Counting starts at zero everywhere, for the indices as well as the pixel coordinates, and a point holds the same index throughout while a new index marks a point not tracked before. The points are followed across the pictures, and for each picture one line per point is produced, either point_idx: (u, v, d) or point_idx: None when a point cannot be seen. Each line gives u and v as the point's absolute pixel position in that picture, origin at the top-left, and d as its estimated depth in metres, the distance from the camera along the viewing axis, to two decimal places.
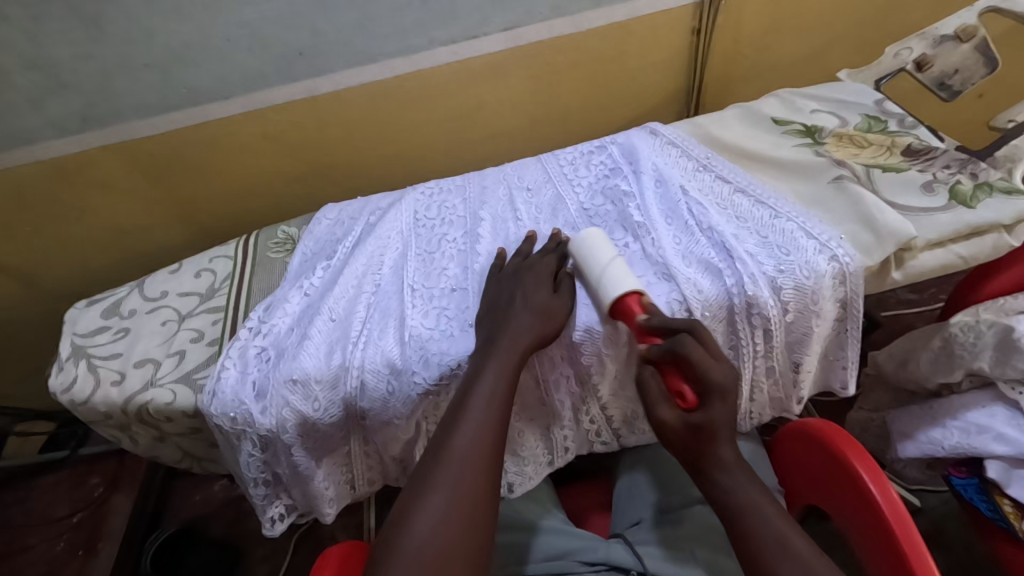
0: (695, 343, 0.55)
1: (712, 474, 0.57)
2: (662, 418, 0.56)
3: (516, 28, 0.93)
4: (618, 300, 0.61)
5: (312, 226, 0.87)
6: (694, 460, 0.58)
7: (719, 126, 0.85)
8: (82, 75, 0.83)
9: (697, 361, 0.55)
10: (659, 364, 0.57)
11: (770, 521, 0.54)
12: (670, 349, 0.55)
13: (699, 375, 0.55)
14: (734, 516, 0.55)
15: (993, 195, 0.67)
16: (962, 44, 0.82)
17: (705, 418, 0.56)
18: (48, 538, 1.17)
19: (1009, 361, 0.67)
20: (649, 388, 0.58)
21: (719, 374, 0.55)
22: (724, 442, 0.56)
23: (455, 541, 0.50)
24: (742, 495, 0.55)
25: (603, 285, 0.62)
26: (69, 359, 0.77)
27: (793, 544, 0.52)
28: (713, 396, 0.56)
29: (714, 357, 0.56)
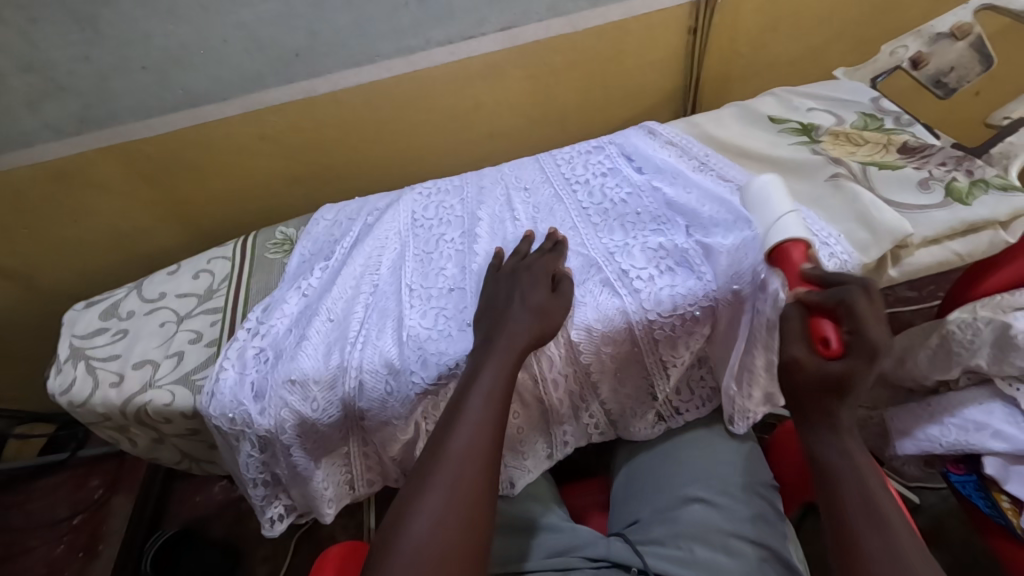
0: (866, 299, 0.52)
1: (821, 427, 0.54)
2: (795, 354, 0.54)
3: (513, 28, 0.93)
4: (785, 241, 0.59)
5: (310, 227, 0.87)
6: (813, 416, 0.54)
7: (716, 125, 0.85)
8: (79, 77, 0.83)
9: (861, 314, 0.51)
10: (812, 304, 0.55)
11: (871, 495, 0.50)
12: (833, 296, 0.53)
13: (854, 326, 0.51)
14: (832, 473, 0.52)
15: (989, 191, 0.67)
16: (957, 42, 0.82)
17: (840, 372, 0.52)
18: (48, 541, 1.17)
19: (1006, 358, 0.67)
20: (788, 324, 0.56)
21: (880, 333, 0.50)
22: (851, 403, 0.53)
23: (453, 540, 0.50)
24: (848, 461, 0.52)
25: (771, 229, 0.61)
26: (68, 361, 0.77)
27: (889, 520, 0.49)
28: (861, 352, 0.51)
29: (879, 319, 0.52)
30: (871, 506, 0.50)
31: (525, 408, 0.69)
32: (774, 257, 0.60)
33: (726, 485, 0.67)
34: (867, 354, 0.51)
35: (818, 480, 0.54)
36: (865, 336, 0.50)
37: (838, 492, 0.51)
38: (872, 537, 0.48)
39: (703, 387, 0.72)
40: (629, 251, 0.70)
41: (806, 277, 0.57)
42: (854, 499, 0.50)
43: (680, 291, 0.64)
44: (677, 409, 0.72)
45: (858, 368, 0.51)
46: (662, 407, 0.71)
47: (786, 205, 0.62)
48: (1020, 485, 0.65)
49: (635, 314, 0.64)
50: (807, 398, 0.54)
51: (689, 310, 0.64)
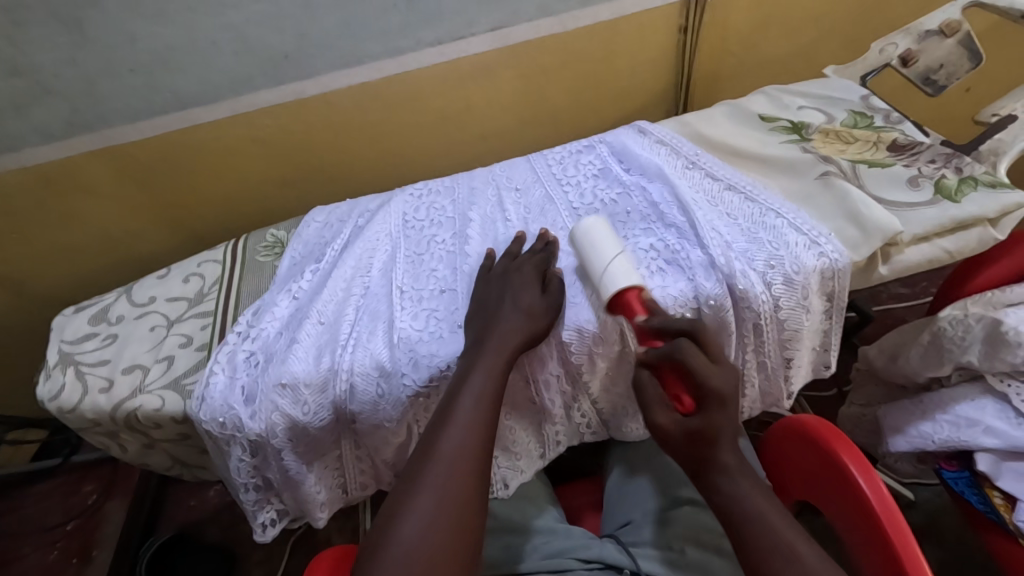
0: (694, 348, 0.56)
1: (715, 478, 0.56)
2: (660, 422, 0.57)
3: (503, 28, 0.93)
4: (619, 291, 0.60)
5: (301, 229, 0.86)
6: (696, 465, 0.58)
7: (707, 123, 0.85)
8: (66, 81, 0.83)
9: (694, 367, 0.55)
10: (653, 365, 0.58)
11: (774, 529, 0.53)
12: (667, 354, 0.56)
13: (696, 381, 0.55)
14: (736, 520, 0.54)
15: (978, 188, 0.67)
16: (947, 39, 0.82)
17: (701, 424, 0.56)
18: (41, 547, 1.16)
19: (997, 354, 0.68)
20: (644, 389, 0.58)
21: (717, 379, 0.55)
22: (726, 446, 0.57)
23: (443, 542, 0.50)
24: (744, 503, 0.55)
25: (603, 279, 0.62)
26: (56, 366, 0.77)
27: (796, 551, 0.52)
28: (711, 402, 0.56)
29: (712, 363, 0.56)
30: (780, 540, 0.52)
31: (518, 409, 0.69)
32: (616, 307, 0.61)
33: None
34: (716, 402, 0.56)
35: (728, 528, 0.56)
36: (706, 387, 0.55)
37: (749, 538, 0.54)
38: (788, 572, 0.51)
39: None
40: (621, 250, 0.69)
41: (643, 332, 0.58)
42: (763, 540, 0.53)
43: (672, 290, 0.64)
44: None
45: (714, 416, 0.56)
46: None
47: (612, 248, 0.63)
48: (1013, 481, 0.65)
49: (627, 314, 0.64)
50: (687, 455, 0.57)
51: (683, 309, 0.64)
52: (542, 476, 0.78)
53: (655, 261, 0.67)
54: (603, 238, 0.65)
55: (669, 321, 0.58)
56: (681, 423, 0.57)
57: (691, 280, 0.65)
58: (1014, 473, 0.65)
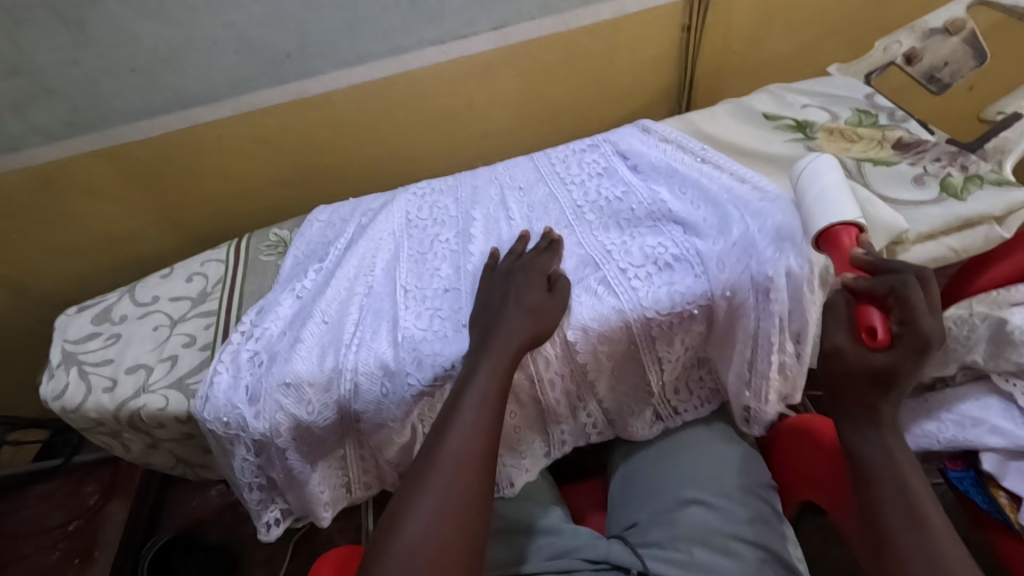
0: (921, 290, 0.54)
1: (861, 419, 0.56)
2: (837, 342, 0.57)
3: (505, 27, 0.93)
4: (835, 223, 0.60)
5: (304, 229, 0.86)
6: (851, 408, 0.57)
7: (710, 122, 0.85)
8: (67, 80, 0.83)
9: (911, 303, 0.53)
10: (863, 290, 0.56)
11: (910, 495, 0.52)
12: (888, 280, 0.54)
13: (904, 317, 0.53)
14: (871, 471, 0.54)
15: (984, 187, 0.67)
16: (950, 37, 0.82)
17: (886, 363, 0.54)
18: (43, 548, 1.16)
19: (1003, 354, 0.69)
20: (835, 312, 0.59)
21: (931, 325, 0.52)
22: (893, 399, 0.55)
23: (447, 541, 0.50)
24: (887, 460, 0.54)
25: (818, 211, 0.61)
26: (60, 366, 0.77)
27: (925, 518, 0.50)
28: (909, 344, 0.53)
29: (931, 311, 0.53)
30: (910, 506, 0.51)
31: (522, 407, 0.69)
32: (822, 241, 0.61)
33: (723, 486, 0.67)
34: (913, 345, 0.53)
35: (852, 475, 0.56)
36: (911, 326, 0.53)
37: (879, 497, 0.53)
38: (911, 539, 0.49)
39: (702, 387, 0.73)
40: (625, 249, 0.69)
41: (857, 263, 0.57)
42: (890, 501, 0.52)
43: (677, 289, 0.65)
44: (676, 409, 0.72)
45: (904, 359, 0.53)
46: (660, 406, 0.71)
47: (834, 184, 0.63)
48: (1017, 480, 0.65)
49: (632, 313, 0.64)
50: (854, 390, 0.56)
51: (687, 308, 0.65)
52: (546, 476, 0.78)
53: (659, 260, 0.67)
54: (813, 173, 0.65)
55: (895, 262, 0.56)
56: (867, 357, 0.55)
57: (695, 279, 0.65)
58: (1019, 472, 0.65)
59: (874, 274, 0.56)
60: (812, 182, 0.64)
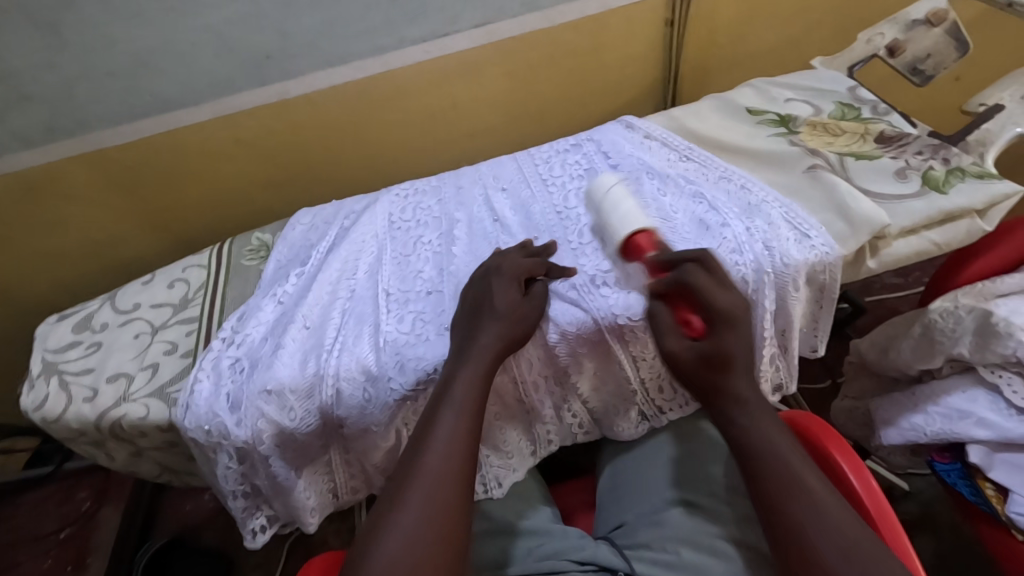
0: (701, 273, 0.59)
1: (728, 408, 0.58)
2: (671, 347, 0.59)
3: (488, 24, 0.92)
4: (630, 234, 0.64)
5: (287, 232, 0.85)
6: (707, 392, 0.59)
7: (694, 118, 0.84)
8: (44, 85, 0.82)
9: (700, 288, 0.58)
10: (667, 292, 0.61)
11: (786, 462, 0.54)
12: (674, 279, 0.59)
13: (704, 302, 0.57)
14: (750, 451, 0.55)
15: (965, 180, 0.67)
16: (933, 28, 0.82)
17: (712, 346, 0.57)
18: (35, 556, 1.15)
19: (988, 346, 0.67)
20: (658, 319, 0.61)
21: (725, 299, 0.57)
22: (739, 374, 0.58)
23: (425, 558, 0.49)
24: (764, 435, 0.56)
25: (614, 226, 0.66)
26: (40, 376, 0.76)
27: (805, 482, 0.52)
28: (720, 324, 0.57)
29: (720, 285, 0.58)
30: (792, 474, 0.53)
31: (506, 408, 0.69)
32: (625, 251, 0.65)
33: (711, 485, 0.67)
34: (724, 322, 0.57)
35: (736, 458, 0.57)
36: (715, 307, 0.57)
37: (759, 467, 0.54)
38: (801, 507, 0.51)
39: None
40: (597, 254, 0.69)
41: (653, 267, 0.62)
42: (774, 471, 0.53)
43: (649, 293, 0.64)
44: (661, 409, 0.71)
45: (721, 338, 0.57)
46: (645, 405, 0.70)
47: (619, 193, 0.68)
48: (1005, 473, 0.65)
49: (604, 319, 0.64)
50: (702, 381, 0.59)
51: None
52: (536, 476, 0.78)
53: (628, 263, 0.66)
54: (615, 194, 0.69)
55: (680, 253, 0.61)
56: (693, 347, 0.58)
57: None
58: (1007, 464, 0.65)
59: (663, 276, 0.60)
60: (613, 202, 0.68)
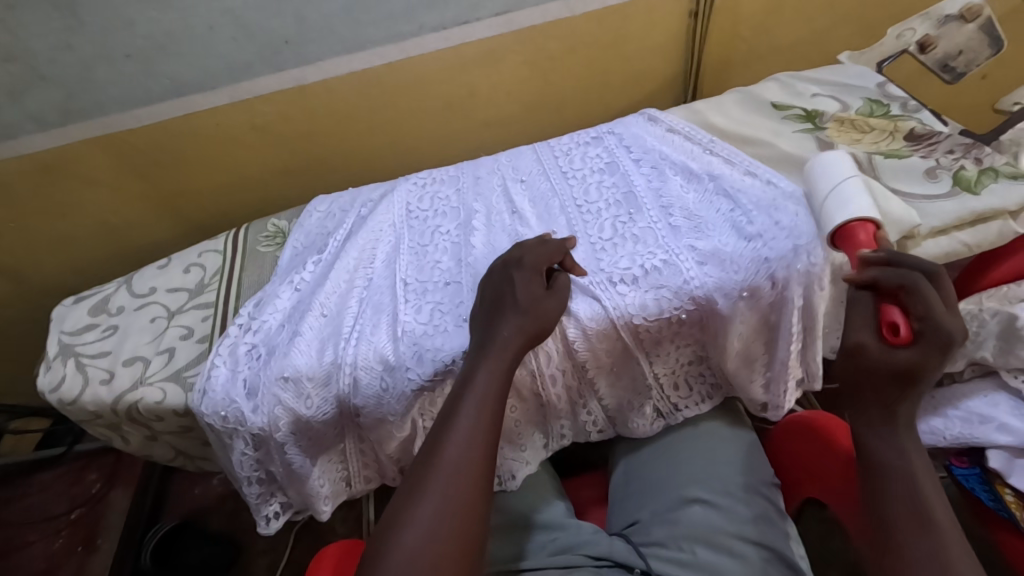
0: (933, 289, 0.53)
1: (878, 426, 0.54)
2: (860, 340, 0.55)
3: (508, 12, 0.91)
4: (852, 221, 0.60)
5: (303, 219, 0.85)
6: (875, 400, 0.55)
7: (716, 111, 0.83)
8: (62, 66, 0.81)
9: (924, 298, 0.52)
10: (883, 289, 0.56)
11: (918, 494, 0.51)
12: (896, 280, 0.54)
13: (918, 312, 0.52)
14: (880, 470, 0.53)
15: (998, 180, 0.65)
16: (966, 24, 0.81)
17: (913, 360, 0.52)
18: (46, 536, 1.16)
19: (1012, 350, 0.67)
20: (862, 313, 0.57)
21: (951, 322, 0.51)
22: (913, 398, 0.53)
23: (441, 551, 0.49)
24: (901, 460, 0.52)
25: (832, 210, 0.62)
26: (57, 357, 0.76)
27: (932, 516, 0.49)
28: (932, 341, 0.51)
29: (951, 306, 0.52)
30: (922, 509, 0.50)
31: (522, 402, 0.69)
32: (838, 239, 0.62)
33: (727, 485, 0.67)
34: (939, 344, 0.51)
35: (861, 468, 0.55)
36: (935, 322, 0.51)
37: (882, 490, 0.52)
38: (918, 540, 0.49)
39: (702, 383, 0.71)
40: (614, 253, 0.68)
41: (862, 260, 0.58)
42: (898, 500, 0.51)
43: (665, 294, 0.64)
44: (677, 405, 0.70)
45: (930, 357, 0.51)
46: (661, 401, 0.70)
47: (851, 184, 0.63)
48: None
49: (616, 318, 0.63)
50: (874, 389, 0.54)
51: (676, 312, 0.64)
52: (549, 469, 0.77)
53: (646, 263, 0.66)
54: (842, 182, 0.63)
55: (908, 258, 0.56)
56: (888, 353, 0.53)
57: (684, 282, 0.64)
58: None
59: (884, 274, 0.55)
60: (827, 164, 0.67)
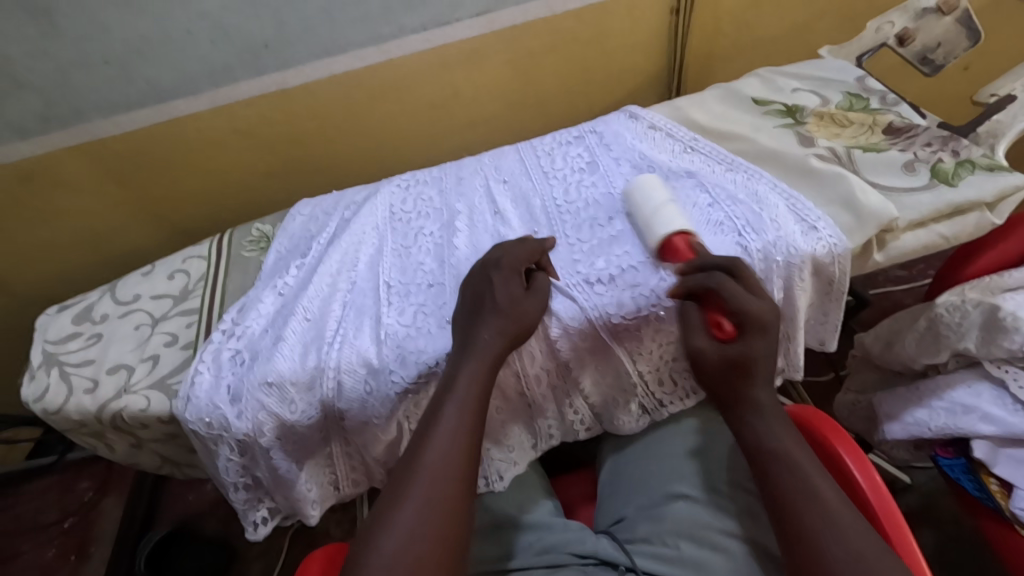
0: (734, 281, 0.58)
1: (745, 414, 0.58)
2: (699, 344, 0.60)
3: (488, 12, 0.90)
4: (670, 234, 0.63)
5: (287, 223, 0.85)
6: (728, 398, 0.60)
7: (698, 108, 0.83)
8: (39, 74, 0.81)
9: (731, 293, 0.57)
10: (698, 294, 0.60)
11: (800, 472, 0.53)
12: (703, 283, 0.59)
13: (733, 307, 0.57)
14: (765, 455, 0.56)
15: (975, 172, 0.66)
16: (944, 17, 0.83)
17: (741, 352, 0.58)
18: (39, 545, 1.16)
19: (994, 340, 0.66)
20: (689, 318, 0.62)
21: (755, 306, 0.57)
22: (760, 382, 0.58)
23: (423, 555, 0.49)
24: (776, 441, 0.56)
25: (652, 225, 0.65)
26: (40, 367, 0.76)
27: (816, 486, 0.52)
28: (750, 329, 0.58)
29: (752, 292, 0.58)
30: (806, 482, 0.52)
31: (508, 403, 0.69)
32: (663, 252, 0.64)
33: (713, 481, 0.67)
34: (756, 330, 0.57)
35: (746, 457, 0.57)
36: (746, 310, 0.57)
37: (771, 474, 0.54)
38: (810, 513, 0.51)
39: (687, 378, 0.71)
40: (594, 252, 0.68)
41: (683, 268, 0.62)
42: (788, 481, 0.53)
43: (642, 292, 0.64)
44: (661, 402, 0.71)
45: (751, 344, 0.58)
46: (645, 398, 0.70)
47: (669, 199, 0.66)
48: (1010, 468, 0.64)
49: (593, 320, 0.64)
50: (726, 389, 0.60)
51: (654, 309, 0.64)
52: (536, 468, 0.77)
53: (622, 262, 0.65)
54: (654, 198, 0.67)
55: (715, 258, 0.60)
56: (720, 350, 0.59)
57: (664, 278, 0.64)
58: (1011, 460, 0.64)
59: (697, 279, 0.59)
60: (643, 199, 0.68)
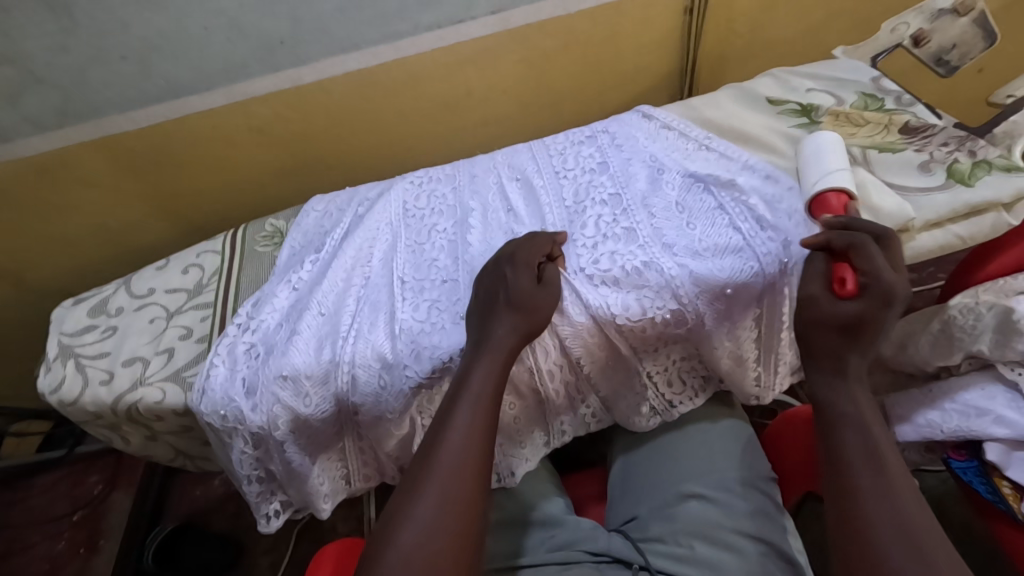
0: (877, 248, 0.60)
1: (831, 376, 0.59)
2: (812, 290, 0.61)
3: (503, 11, 0.91)
4: (827, 189, 0.66)
5: (300, 219, 0.85)
6: (835, 354, 0.59)
7: (712, 107, 0.83)
8: (57, 69, 0.81)
9: (873, 256, 0.59)
10: (835, 250, 0.62)
11: (869, 437, 0.55)
12: (846, 237, 0.61)
13: (868, 268, 0.59)
14: (838, 418, 0.57)
15: (991, 172, 0.66)
16: (960, 18, 0.82)
17: (858, 311, 0.58)
18: (48, 538, 1.17)
19: (1009, 343, 0.66)
20: (813, 266, 0.62)
21: (892, 278, 0.58)
22: (862, 351, 0.58)
23: (440, 549, 0.49)
24: (852, 411, 0.57)
25: (819, 176, 0.67)
26: (56, 359, 0.76)
27: (883, 457, 0.53)
28: (874, 292, 0.58)
29: (894, 267, 0.59)
30: (870, 451, 0.54)
31: (521, 399, 0.69)
32: (814, 203, 0.67)
33: (725, 480, 0.67)
34: (881, 296, 0.57)
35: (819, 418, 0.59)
36: (880, 275, 0.58)
37: (839, 437, 0.56)
38: (870, 479, 0.52)
39: (694, 376, 0.71)
40: (600, 249, 0.68)
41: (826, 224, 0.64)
42: (852, 448, 0.55)
43: (647, 294, 0.64)
44: (671, 402, 0.70)
45: (872, 307, 0.58)
46: (656, 399, 0.69)
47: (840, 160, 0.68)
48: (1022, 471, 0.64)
49: (602, 317, 0.63)
50: (829, 343, 0.60)
51: (660, 311, 0.64)
52: (548, 465, 0.77)
53: (627, 264, 0.65)
54: (825, 148, 0.69)
55: (865, 224, 0.62)
56: (838, 304, 0.59)
57: (667, 281, 0.64)
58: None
59: (836, 233, 0.61)
60: (815, 158, 0.69)
